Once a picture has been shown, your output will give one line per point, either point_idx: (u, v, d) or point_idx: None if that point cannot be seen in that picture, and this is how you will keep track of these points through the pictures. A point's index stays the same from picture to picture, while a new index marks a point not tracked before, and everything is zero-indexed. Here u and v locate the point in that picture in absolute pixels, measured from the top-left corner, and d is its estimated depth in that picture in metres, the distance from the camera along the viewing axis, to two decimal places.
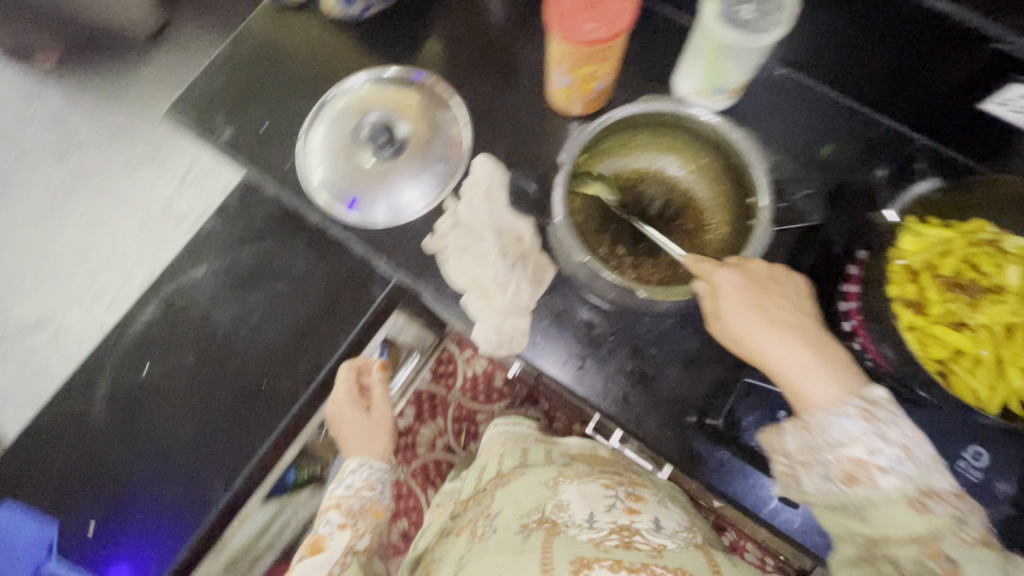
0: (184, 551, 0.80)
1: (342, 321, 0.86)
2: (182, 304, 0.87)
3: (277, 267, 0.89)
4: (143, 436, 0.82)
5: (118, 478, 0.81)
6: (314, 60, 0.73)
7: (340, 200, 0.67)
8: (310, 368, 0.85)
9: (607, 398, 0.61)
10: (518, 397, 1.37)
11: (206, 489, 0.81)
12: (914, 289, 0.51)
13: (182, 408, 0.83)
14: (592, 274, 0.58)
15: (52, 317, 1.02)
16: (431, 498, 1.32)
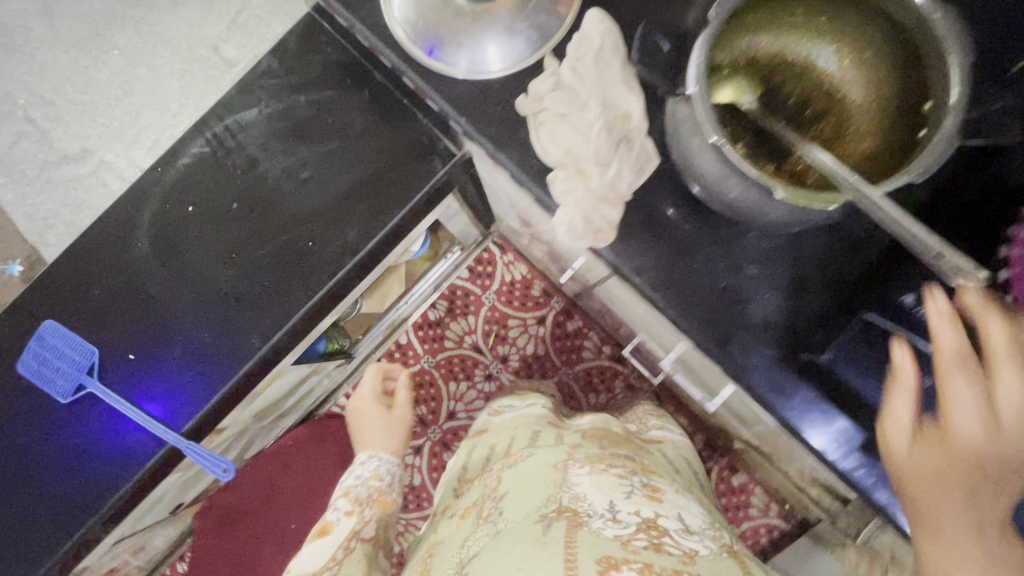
0: (215, 398, 0.78)
1: (398, 190, 0.80)
2: (231, 144, 0.81)
3: (332, 123, 0.81)
4: (184, 277, 0.80)
5: (159, 319, 0.80)
6: None
7: (420, 43, 0.57)
8: (362, 234, 0.79)
9: (692, 315, 0.54)
10: (553, 309, 1.32)
11: (243, 341, 0.79)
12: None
13: (224, 256, 0.80)
14: (712, 170, 0.48)
15: (94, 151, 0.99)
16: (452, 391, 1.33)
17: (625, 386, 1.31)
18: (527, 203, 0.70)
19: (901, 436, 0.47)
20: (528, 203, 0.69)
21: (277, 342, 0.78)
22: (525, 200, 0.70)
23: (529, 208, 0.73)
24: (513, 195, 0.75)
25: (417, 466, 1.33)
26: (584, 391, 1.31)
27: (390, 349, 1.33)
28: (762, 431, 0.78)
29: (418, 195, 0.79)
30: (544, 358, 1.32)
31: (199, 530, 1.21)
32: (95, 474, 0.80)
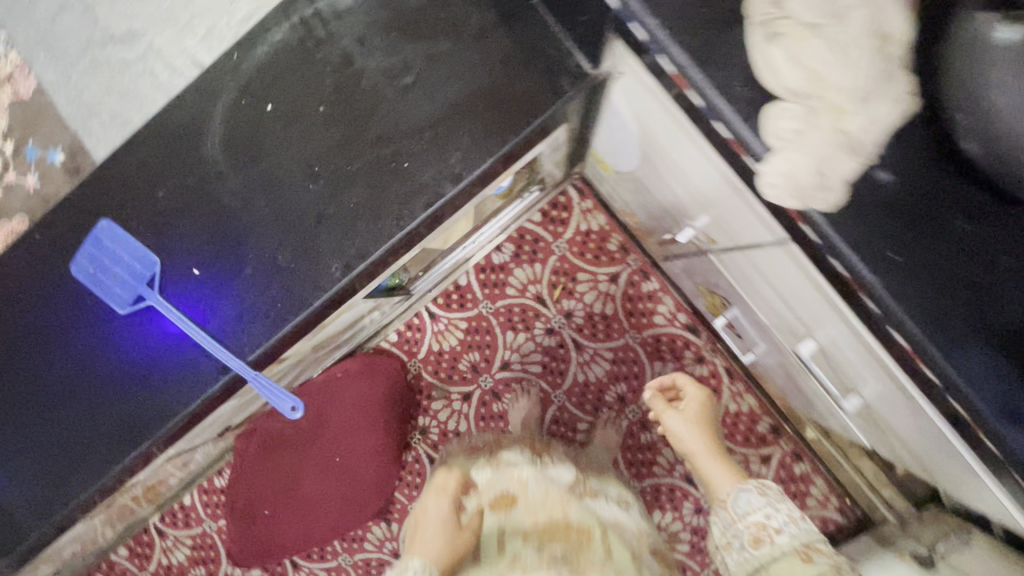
0: (280, 330, 0.70)
1: (512, 111, 0.67)
2: (321, 34, 0.70)
3: (443, 23, 0.69)
4: (258, 189, 0.70)
5: (228, 233, 0.71)
6: None
7: None
8: (466, 160, 0.67)
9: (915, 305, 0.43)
10: (630, 268, 1.21)
11: (319, 270, 0.69)
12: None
13: (304, 169, 0.70)
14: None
15: (142, 34, 0.86)
16: (507, 341, 1.25)
17: (694, 357, 1.21)
18: (691, 142, 0.58)
19: (673, 417, 0.98)
20: (696, 141, 0.56)
21: (358, 275, 0.69)
22: (690, 139, 0.57)
23: (686, 150, 0.61)
24: (667, 131, 0.62)
25: (462, 413, 1.27)
26: (650, 358, 1.22)
27: (448, 290, 1.24)
28: (894, 434, 0.69)
29: (534, 120, 0.67)
30: (611, 318, 1.22)
31: (240, 451, 1.21)
32: (161, 382, 0.73)
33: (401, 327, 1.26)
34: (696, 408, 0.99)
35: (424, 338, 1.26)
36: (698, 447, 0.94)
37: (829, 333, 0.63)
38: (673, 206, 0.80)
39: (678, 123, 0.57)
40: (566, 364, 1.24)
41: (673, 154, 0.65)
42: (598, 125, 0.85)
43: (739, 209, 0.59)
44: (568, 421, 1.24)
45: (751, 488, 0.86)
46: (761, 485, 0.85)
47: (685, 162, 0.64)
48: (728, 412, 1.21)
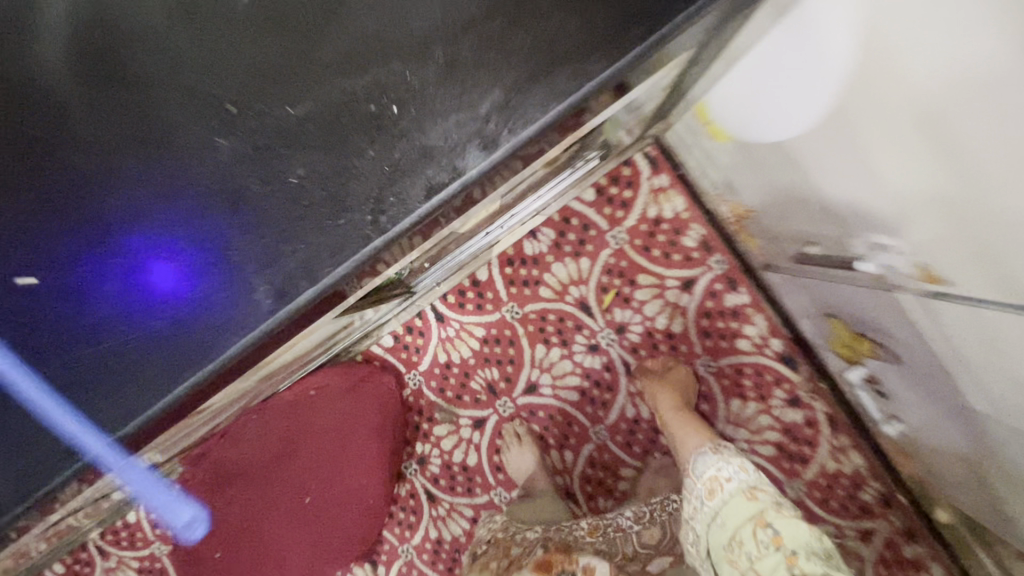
0: (161, 402, 0.37)
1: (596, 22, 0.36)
2: None
3: None
4: (126, 142, 0.38)
5: (78, 218, 0.38)
6: None
7: None
8: (508, 107, 0.36)
9: None
10: (711, 273, 0.89)
11: (239, 298, 0.37)
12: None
13: (209, 113, 0.38)
14: None
15: None
16: (537, 358, 0.95)
17: (785, 396, 0.91)
18: (990, 105, 0.31)
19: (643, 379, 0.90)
20: (1008, 98, 0.30)
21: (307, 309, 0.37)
22: (994, 95, 0.31)
23: (956, 118, 0.34)
24: (920, 87, 0.35)
25: (472, 444, 0.99)
26: (725, 393, 0.92)
27: (462, 285, 0.94)
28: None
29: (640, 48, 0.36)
30: (677, 338, 0.91)
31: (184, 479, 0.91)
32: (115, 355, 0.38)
33: (399, 330, 0.96)
34: (676, 376, 0.89)
35: (428, 345, 0.96)
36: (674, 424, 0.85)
37: None
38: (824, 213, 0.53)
39: (971, 65, 0.31)
40: (611, 393, 0.94)
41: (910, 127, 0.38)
42: (727, 81, 0.55)
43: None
44: (609, 464, 0.95)
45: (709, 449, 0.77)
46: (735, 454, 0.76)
47: (935, 143, 0.37)
48: (824, 469, 0.92)
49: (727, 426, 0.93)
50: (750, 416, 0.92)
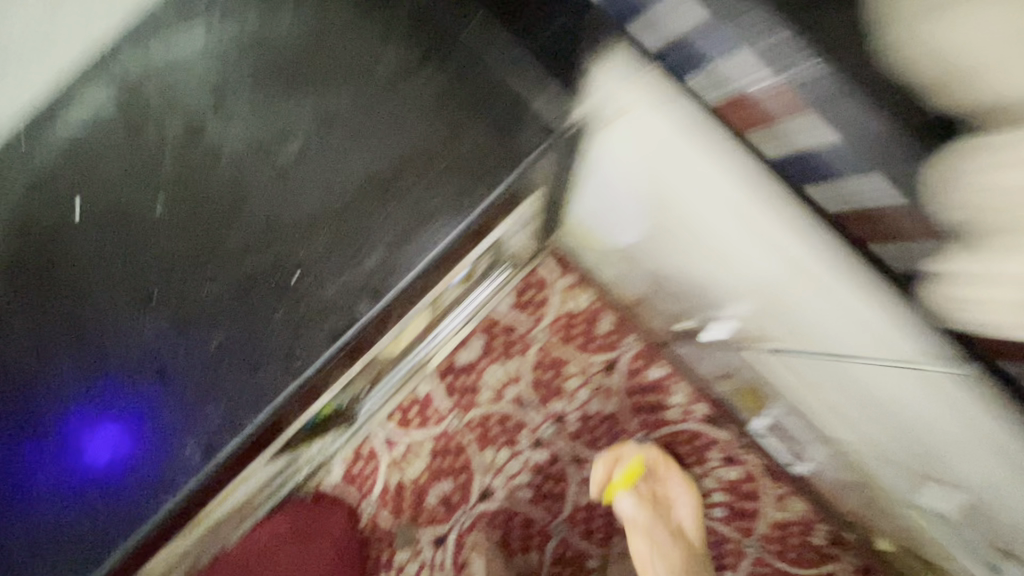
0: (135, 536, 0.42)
1: (442, 192, 0.45)
2: (151, 101, 0.46)
3: (346, 67, 0.47)
4: (83, 332, 0.44)
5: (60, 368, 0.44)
6: None
7: None
8: (379, 274, 0.44)
9: None
10: (627, 353, 0.98)
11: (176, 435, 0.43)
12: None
13: (131, 301, 0.44)
14: None
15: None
16: (485, 462, 0.98)
17: (721, 456, 0.96)
18: (694, 199, 0.51)
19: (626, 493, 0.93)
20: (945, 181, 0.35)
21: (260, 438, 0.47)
22: (687, 194, 0.51)
23: (688, 214, 0.54)
24: (663, 209, 0.56)
25: (435, 565, 0.97)
26: (667, 464, 0.97)
27: (404, 404, 0.98)
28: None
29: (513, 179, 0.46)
30: (612, 419, 0.98)
31: None
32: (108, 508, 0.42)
33: (347, 459, 0.98)
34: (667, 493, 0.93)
35: (377, 470, 0.98)
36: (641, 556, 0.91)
37: None
38: (865, 392, 0.54)
39: (669, 180, 0.52)
40: (563, 484, 0.97)
41: (704, 240, 0.55)
42: (584, 196, 0.68)
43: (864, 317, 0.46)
44: (574, 557, 0.96)
45: None
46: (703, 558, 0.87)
47: (679, 233, 0.58)
48: (773, 521, 0.95)
49: None
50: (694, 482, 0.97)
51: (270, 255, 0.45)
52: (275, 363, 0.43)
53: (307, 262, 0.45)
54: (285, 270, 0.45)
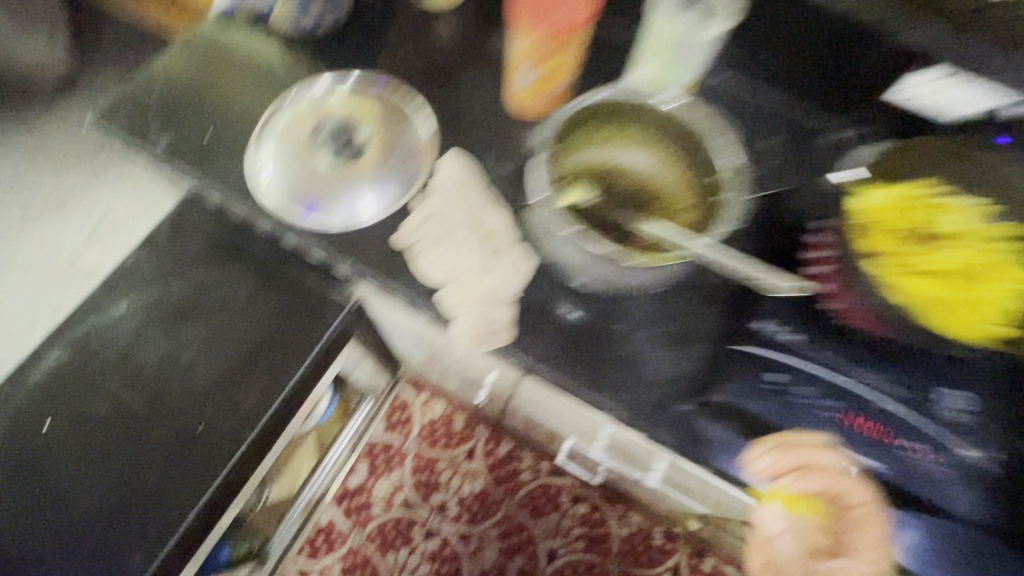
0: None
1: (281, 356, 0.77)
2: (96, 346, 0.76)
3: (217, 301, 0.79)
4: (58, 501, 0.70)
5: None
6: (264, 89, 0.71)
7: (297, 204, 0.63)
8: (251, 414, 0.74)
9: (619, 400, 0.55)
10: (481, 439, 1.28)
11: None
12: (886, 241, 0.52)
13: (90, 473, 0.71)
14: (580, 243, 0.54)
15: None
16: (389, 563, 1.18)
17: (572, 498, 1.24)
18: (417, 335, 0.85)
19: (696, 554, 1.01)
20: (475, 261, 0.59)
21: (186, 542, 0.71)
22: (414, 332, 0.86)
23: (421, 338, 0.87)
24: (418, 340, 0.91)
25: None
26: (533, 518, 1.23)
27: (312, 535, 1.19)
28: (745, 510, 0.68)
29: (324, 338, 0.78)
30: (483, 494, 1.24)
31: None
32: None
33: None
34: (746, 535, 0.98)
35: None
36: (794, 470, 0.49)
37: (603, 436, 0.77)
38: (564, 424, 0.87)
39: (402, 327, 0.87)
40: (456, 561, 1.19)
41: (440, 353, 0.88)
42: (390, 340, 1.03)
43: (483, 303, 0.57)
44: None
45: None
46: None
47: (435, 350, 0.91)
48: (622, 537, 1.22)
49: (549, 542, 1.21)
50: (557, 525, 1.22)
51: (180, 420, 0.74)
52: (191, 487, 0.71)
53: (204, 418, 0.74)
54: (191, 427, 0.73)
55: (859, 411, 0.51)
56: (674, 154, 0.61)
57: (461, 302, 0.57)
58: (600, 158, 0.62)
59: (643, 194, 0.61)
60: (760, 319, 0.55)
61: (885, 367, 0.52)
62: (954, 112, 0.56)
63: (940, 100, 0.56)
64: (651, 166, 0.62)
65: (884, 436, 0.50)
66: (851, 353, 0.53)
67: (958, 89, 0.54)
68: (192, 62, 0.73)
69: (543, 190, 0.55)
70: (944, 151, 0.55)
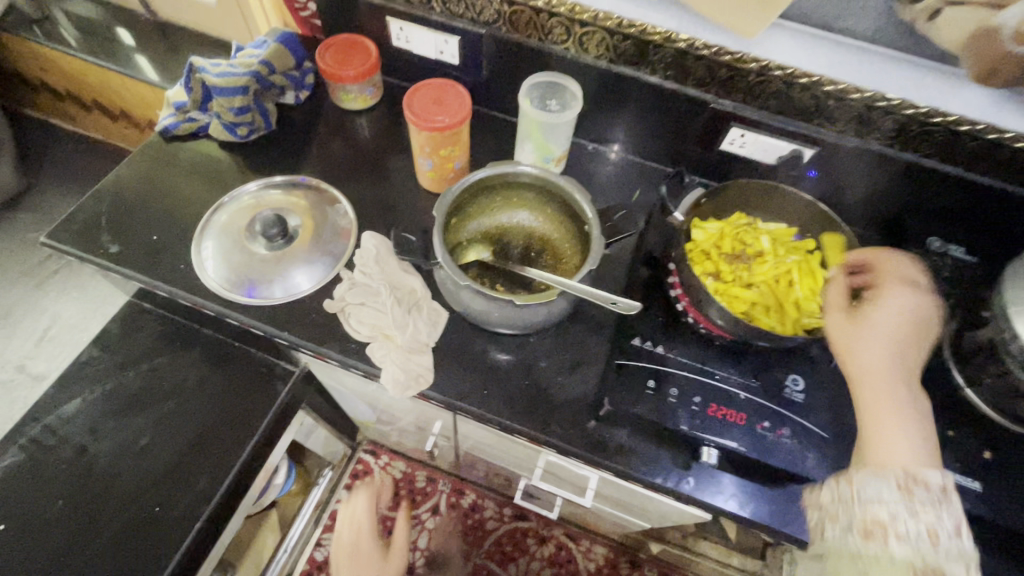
0: None
1: (232, 429, 0.82)
2: (51, 444, 0.80)
3: (168, 386, 0.84)
4: None
5: None
6: (205, 192, 0.82)
7: (237, 290, 0.72)
8: (207, 488, 0.78)
9: (532, 421, 0.66)
10: (443, 494, 1.31)
11: None
12: (708, 264, 0.65)
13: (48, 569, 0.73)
14: (478, 292, 0.65)
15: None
16: None
17: (538, 540, 1.28)
18: (360, 393, 0.92)
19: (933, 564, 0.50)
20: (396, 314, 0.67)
21: None
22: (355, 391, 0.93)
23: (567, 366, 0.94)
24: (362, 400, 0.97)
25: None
26: (502, 566, 1.25)
27: None
28: (668, 507, 0.75)
29: (273, 407, 0.84)
30: (451, 549, 1.26)
31: None
32: None
33: None
34: None
35: None
36: (884, 319, 0.56)
37: (540, 465, 0.84)
38: (506, 461, 0.94)
39: (344, 387, 0.93)
40: None
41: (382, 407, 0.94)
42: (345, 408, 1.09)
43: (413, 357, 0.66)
44: None
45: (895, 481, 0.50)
46: (918, 418, 0.53)
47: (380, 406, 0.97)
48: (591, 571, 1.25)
49: None
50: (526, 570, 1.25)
51: (137, 505, 0.77)
52: (151, 568, 0.74)
53: (161, 499, 0.77)
54: (148, 509, 0.77)
55: (719, 401, 0.62)
56: (546, 210, 0.76)
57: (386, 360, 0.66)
58: (493, 222, 0.77)
59: (532, 243, 0.77)
60: (637, 338, 0.66)
61: (736, 362, 0.65)
62: (768, 157, 0.79)
63: (752, 148, 0.79)
64: (533, 220, 0.77)
65: (736, 417, 0.61)
66: (711, 378, 0.64)
67: (757, 141, 0.77)
68: (134, 174, 0.83)
69: (441, 251, 0.67)
70: (760, 189, 0.68)
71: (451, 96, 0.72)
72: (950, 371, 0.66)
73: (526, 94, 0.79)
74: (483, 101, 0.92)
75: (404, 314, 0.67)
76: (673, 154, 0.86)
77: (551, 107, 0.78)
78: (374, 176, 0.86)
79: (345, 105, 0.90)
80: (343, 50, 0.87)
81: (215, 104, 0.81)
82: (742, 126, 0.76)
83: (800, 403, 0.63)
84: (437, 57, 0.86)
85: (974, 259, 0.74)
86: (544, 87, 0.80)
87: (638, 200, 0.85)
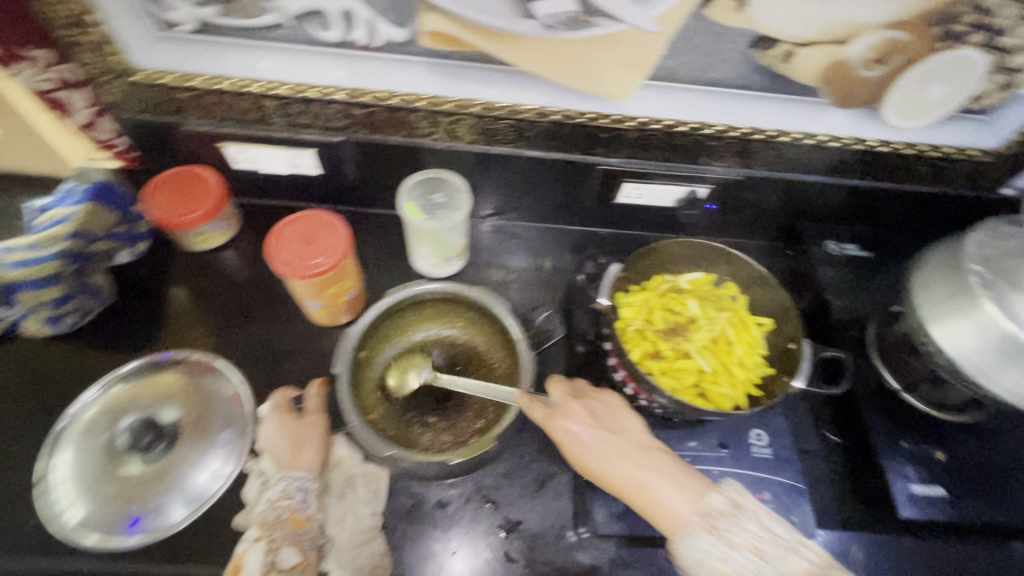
0: None
1: None
2: None
3: None
4: None
5: None
6: (42, 405, 0.66)
7: (117, 528, 0.58)
8: None
9: (510, 567, 0.59)
10: None
11: None
12: (645, 344, 0.63)
13: None
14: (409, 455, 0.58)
15: None
16: None
17: None
18: None
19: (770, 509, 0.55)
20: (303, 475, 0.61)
21: None
22: None
23: None
24: None
25: (286, 539, 0.54)
26: None
27: None
28: None
29: None
30: None
31: None
32: None
33: None
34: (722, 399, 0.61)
35: None
36: (566, 435, 0.58)
37: None
38: None
39: None
40: None
41: None
42: None
43: (361, 546, 0.58)
44: None
45: (699, 523, 0.51)
46: (665, 466, 0.55)
47: None
48: None
49: None
50: None
51: None
52: None
53: None
54: None
55: None
56: (464, 315, 0.69)
57: (336, 559, 0.57)
58: (407, 343, 0.68)
59: (457, 355, 0.68)
60: None
61: (698, 435, 0.64)
62: (666, 201, 0.77)
63: (649, 197, 0.77)
64: (450, 329, 0.69)
65: None
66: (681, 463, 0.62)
67: (652, 190, 0.75)
68: None
69: (353, 414, 0.59)
70: (672, 250, 0.68)
71: (323, 230, 0.63)
72: (883, 375, 0.68)
73: (406, 199, 0.71)
74: (361, 203, 0.82)
75: (341, 498, 0.60)
76: (572, 216, 0.82)
77: (437, 203, 0.73)
78: (259, 324, 0.74)
79: (198, 247, 0.77)
80: (176, 186, 0.73)
81: (23, 300, 0.65)
82: (631, 179, 0.73)
83: (768, 459, 0.63)
84: (293, 170, 0.75)
85: (868, 252, 0.77)
86: (423, 184, 0.73)
87: (552, 270, 0.81)
